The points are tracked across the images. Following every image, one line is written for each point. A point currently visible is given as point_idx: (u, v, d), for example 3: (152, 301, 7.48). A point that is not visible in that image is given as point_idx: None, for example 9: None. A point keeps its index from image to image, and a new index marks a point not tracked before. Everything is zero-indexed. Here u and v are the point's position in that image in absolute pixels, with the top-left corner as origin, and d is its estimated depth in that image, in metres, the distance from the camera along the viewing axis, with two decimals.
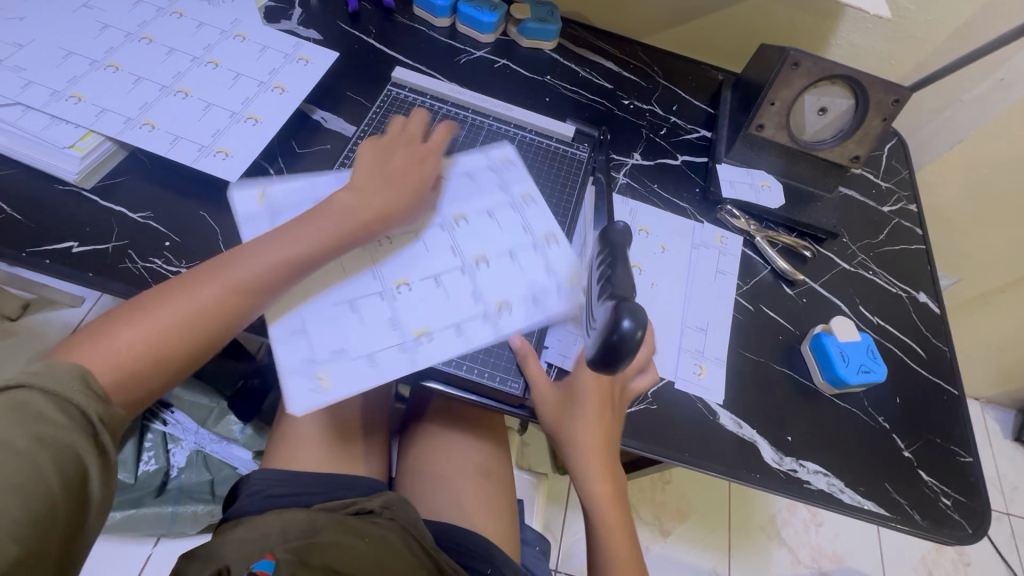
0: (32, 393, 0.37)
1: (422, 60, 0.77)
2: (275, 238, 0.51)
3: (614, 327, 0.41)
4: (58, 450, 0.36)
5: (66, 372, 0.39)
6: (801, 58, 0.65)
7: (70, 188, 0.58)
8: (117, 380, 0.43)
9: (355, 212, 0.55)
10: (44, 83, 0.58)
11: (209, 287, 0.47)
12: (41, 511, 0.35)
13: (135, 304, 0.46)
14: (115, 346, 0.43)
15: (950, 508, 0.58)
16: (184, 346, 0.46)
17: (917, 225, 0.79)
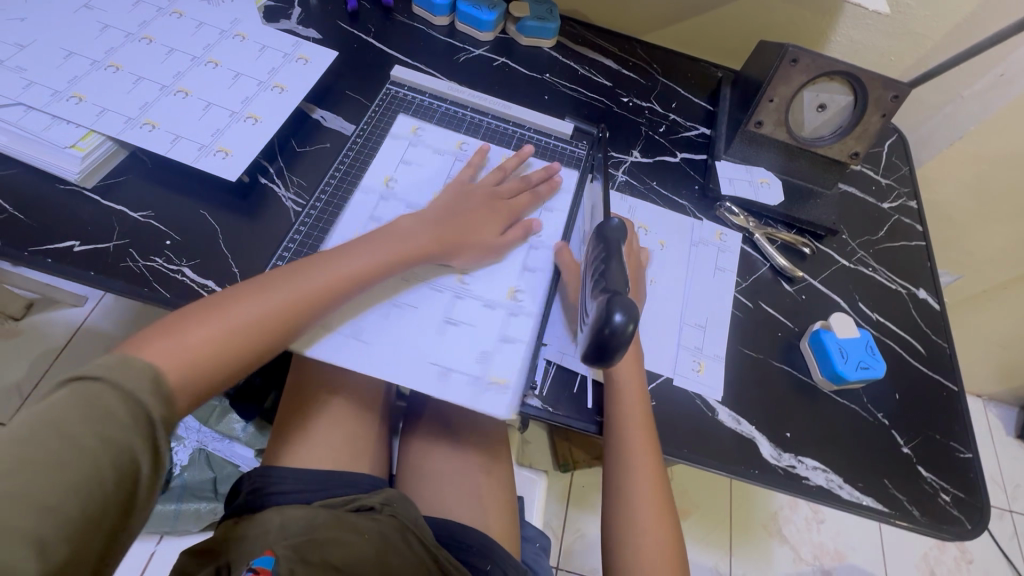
0: (105, 388, 0.39)
1: (421, 58, 0.77)
2: (343, 254, 0.54)
3: (605, 321, 0.41)
4: (117, 450, 0.38)
5: (139, 372, 0.41)
6: (799, 54, 0.64)
7: (72, 188, 0.58)
8: (184, 377, 0.44)
9: (422, 236, 0.58)
10: (45, 83, 0.59)
11: (282, 292, 0.50)
12: (90, 513, 0.35)
13: (208, 305, 0.48)
14: (192, 340, 0.45)
15: (949, 504, 0.58)
16: (252, 347, 0.48)
17: (917, 221, 0.79)
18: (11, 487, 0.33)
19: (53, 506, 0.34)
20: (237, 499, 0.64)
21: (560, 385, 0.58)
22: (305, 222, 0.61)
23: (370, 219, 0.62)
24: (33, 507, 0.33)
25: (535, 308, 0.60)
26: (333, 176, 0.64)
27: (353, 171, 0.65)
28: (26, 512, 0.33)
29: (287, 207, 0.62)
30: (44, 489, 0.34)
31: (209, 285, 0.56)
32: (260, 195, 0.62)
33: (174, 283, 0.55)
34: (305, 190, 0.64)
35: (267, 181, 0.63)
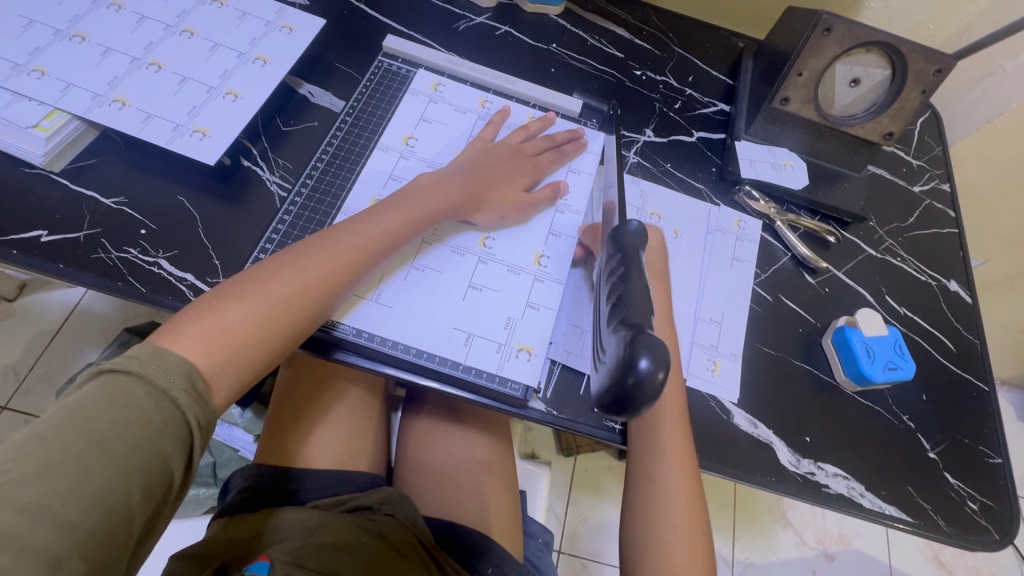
0: (139, 384, 0.37)
1: (417, 27, 0.71)
2: (374, 213, 0.51)
3: (629, 368, 0.34)
4: (144, 457, 0.35)
5: (174, 368, 0.39)
6: (833, 22, 0.58)
7: (38, 171, 0.54)
8: (219, 361, 0.41)
9: (444, 193, 0.54)
10: (5, 56, 0.54)
11: (312, 263, 0.47)
12: (112, 526, 0.33)
13: (238, 283, 0.45)
14: (226, 320, 0.42)
15: (977, 513, 0.55)
16: (290, 325, 0.45)
17: (949, 206, 0.73)
18: (30, 499, 0.31)
19: (73, 519, 0.32)
20: (230, 495, 0.61)
21: (564, 385, 0.54)
22: (290, 211, 0.56)
23: (390, 177, 0.59)
24: (50, 523, 0.31)
25: (561, 272, 0.56)
26: (321, 159, 0.59)
27: (342, 153, 0.59)
28: (44, 528, 0.31)
29: (271, 192, 0.58)
30: (65, 501, 0.32)
31: (188, 279, 0.52)
32: (241, 178, 0.58)
33: (150, 276, 0.51)
34: (291, 173, 0.59)
35: (249, 164, 0.59)
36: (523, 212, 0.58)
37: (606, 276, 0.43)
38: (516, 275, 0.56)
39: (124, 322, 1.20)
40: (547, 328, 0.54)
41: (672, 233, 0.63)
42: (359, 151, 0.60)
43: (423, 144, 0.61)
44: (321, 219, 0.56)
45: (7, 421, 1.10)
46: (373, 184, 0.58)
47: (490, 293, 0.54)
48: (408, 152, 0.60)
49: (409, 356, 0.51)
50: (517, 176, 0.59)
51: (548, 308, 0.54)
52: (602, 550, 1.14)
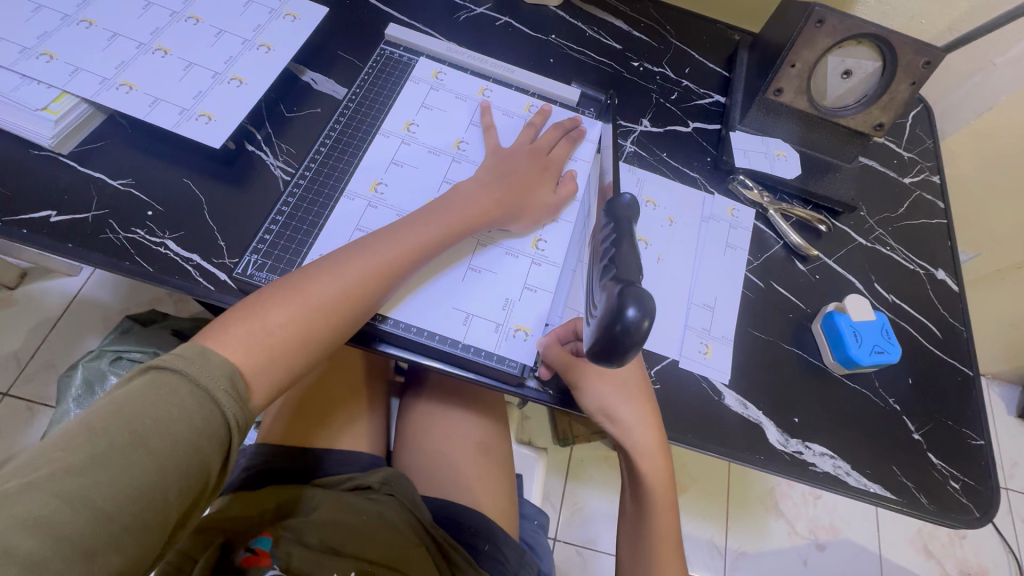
0: (182, 383, 0.38)
1: (418, 16, 0.72)
2: (414, 220, 0.52)
3: (617, 316, 0.35)
4: (184, 455, 0.37)
5: (217, 369, 0.40)
6: (826, 14, 0.59)
7: (46, 153, 0.55)
8: (259, 363, 0.43)
9: (478, 201, 0.55)
10: (14, 39, 0.55)
11: (351, 272, 0.48)
12: (147, 519, 0.35)
13: (280, 287, 0.47)
14: (268, 324, 0.44)
15: (959, 492, 0.57)
16: (327, 329, 0.47)
17: (939, 198, 0.75)
18: (71, 489, 0.33)
19: (112, 512, 0.34)
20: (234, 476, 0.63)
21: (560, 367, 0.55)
22: (294, 194, 0.57)
23: (391, 162, 0.60)
24: (87, 513, 0.33)
25: (557, 256, 0.58)
26: (324, 144, 0.60)
27: (345, 138, 0.61)
28: (84, 517, 0.33)
29: (276, 176, 0.59)
30: (104, 493, 0.34)
31: (194, 259, 0.53)
32: (246, 162, 0.59)
33: (157, 256, 0.53)
34: (295, 158, 0.60)
35: (253, 149, 0.60)
36: (551, 205, 0.60)
37: (600, 247, 0.44)
38: (514, 257, 0.57)
39: (125, 310, 1.21)
40: (545, 310, 0.55)
41: (668, 220, 0.64)
42: (361, 137, 0.61)
43: (424, 132, 0.63)
44: (324, 202, 0.57)
45: (8, 407, 1.11)
46: (376, 169, 0.59)
47: (490, 276, 0.56)
48: (410, 138, 0.62)
49: (411, 334, 0.52)
50: (537, 170, 0.60)
51: (545, 290, 0.56)
52: (596, 537, 1.16)
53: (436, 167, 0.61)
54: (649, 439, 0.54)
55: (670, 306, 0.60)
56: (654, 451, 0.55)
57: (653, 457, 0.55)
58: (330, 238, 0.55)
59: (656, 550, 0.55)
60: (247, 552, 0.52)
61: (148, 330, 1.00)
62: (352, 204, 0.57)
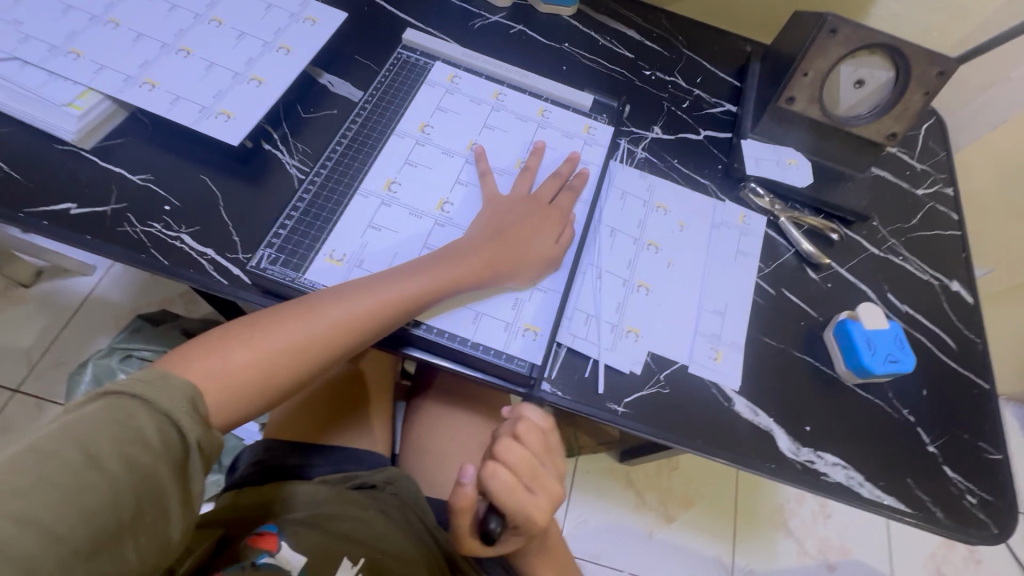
0: (141, 408, 0.37)
1: (435, 23, 0.73)
2: (404, 271, 0.52)
3: None
4: (142, 477, 0.36)
5: (177, 391, 0.39)
6: (839, 24, 0.60)
7: (69, 148, 0.56)
8: (212, 399, 0.43)
9: (477, 255, 0.54)
10: (43, 38, 0.57)
11: (320, 321, 0.48)
12: (103, 543, 0.34)
13: (250, 325, 0.47)
14: (230, 363, 0.45)
15: (975, 507, 0.56)
16: (283, 376, 0.47)
17: (953, 209, 0.74)
18: (20, 509, 0.31)
19: (63, 535, 0.32)
20: (238, 470, 0.64)
21: (569, 368, 0.55)
22: (308, 191, 0.58)
23: (406, 162, 0.61)
24: (36, 533, 0.31)
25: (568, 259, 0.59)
26: (339, 144, 0.61)
27: (360, 139, 0.62)
28: (31, 539, 0.31)
29: (291, 174, 0.60)
30: (55, 513, 0.32)
31: (209, 254, 0.54)
32: (261, 160, 0.60)
33: (173, 249, 0.53)
34: (310, 157, 0.61)
35: (270, 147, 0.61)
36: (558, 211, 0.60)
37: None
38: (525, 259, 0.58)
39: (136, 309, 1.22)
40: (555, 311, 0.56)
41: (678, 225, 0.64)
42: (375, 138, 0.62)
43: (439, 133, 0.63)
44: (337, 201, 0.58)
45: (17, 404, 1.12)
46: (389, 168, 0.60)
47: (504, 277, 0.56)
48: (424, 140, 0.63)
49: (430, 335, 0.53)
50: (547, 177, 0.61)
51: (554, 291, 0.57)
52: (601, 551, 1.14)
53: (450, 168, 0.62)
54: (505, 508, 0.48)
55: (682, 310, 0.59)
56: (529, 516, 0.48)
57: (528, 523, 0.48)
58: (343, 234, 0.56)
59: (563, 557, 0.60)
60: (253, 533, 0.53)
61: (158, 329, 1.01)
62: (367, 203, 0.58)
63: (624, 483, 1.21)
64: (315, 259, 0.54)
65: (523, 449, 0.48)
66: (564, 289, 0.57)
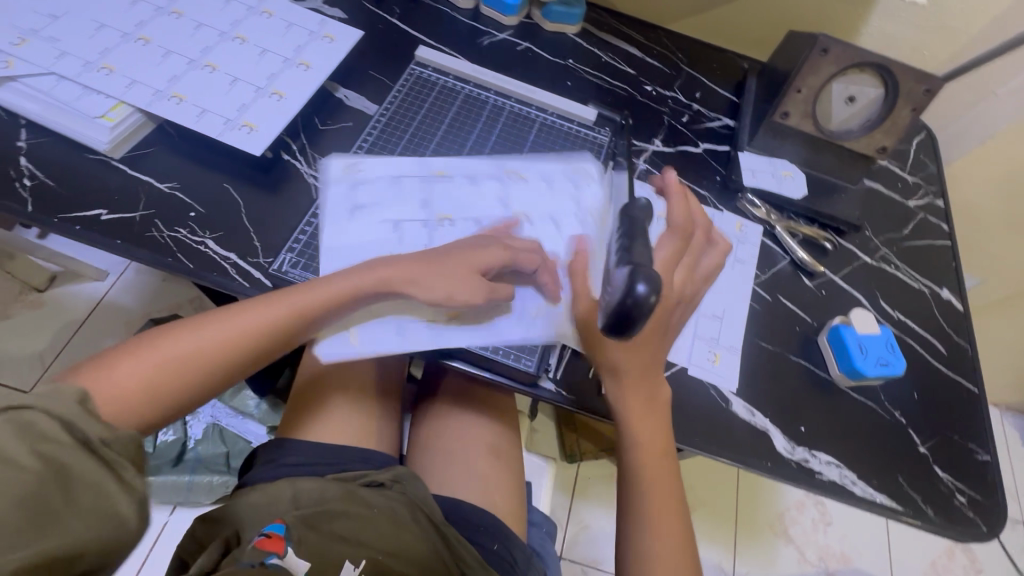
0: (39, 413, 0.38)
1: (445, 41, 0.77)
2: (297, 287, 0.52)
3: (629, 292, 0.43)
4: (57, 466, 0.37)
5: (70, 392, 0.41)
6: (830, 44, 0.63)
7: (100, 158, 0.59)
8: (111, 406, 0.45)
9: (405, 263, 0.54)
10: (78, 54, 0.60)
11: (215, 334, 0.50)
12: (42, 525, 0.36)
13: (144, 339, 0.49)
14: (117, 373, 0.46)
15: (965, 506, 0.58)
16: (180, 387, 0.48)
17: (943, 220, 0.77)
18: None
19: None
20: (252, 470, 0.65)
21: (573, 368, 0.58)
22: (326, 200, 0.61)
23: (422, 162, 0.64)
24: None
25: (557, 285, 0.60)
26: (356, 155, 0.64)
27: (374, 151, 0.65)
28: None
29: (309, 183, 0.63)
30: None
31: (232, 258, 0.57)
32: (281, 169, 0.63)
33: (198, 254, 0.56)
34: (326, 167, 0.64)
35: (289, 158, 0.64)
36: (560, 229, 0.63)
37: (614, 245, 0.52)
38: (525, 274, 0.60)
39: (147, 315, 1.25)
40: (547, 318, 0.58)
41: None
42: (390, 150, 0.65)
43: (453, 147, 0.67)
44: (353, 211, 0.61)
45: None
46: (403, 179, 0.63)
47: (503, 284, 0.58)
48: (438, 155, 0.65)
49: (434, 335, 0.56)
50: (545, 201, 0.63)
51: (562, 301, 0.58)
52: (602, 556, 1.15)
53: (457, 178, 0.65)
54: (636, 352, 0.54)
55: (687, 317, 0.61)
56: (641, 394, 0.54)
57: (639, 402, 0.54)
58: (359, 240, 0.59)
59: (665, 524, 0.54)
60: (261, 535, 0.53)
61: None
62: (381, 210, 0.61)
63: None
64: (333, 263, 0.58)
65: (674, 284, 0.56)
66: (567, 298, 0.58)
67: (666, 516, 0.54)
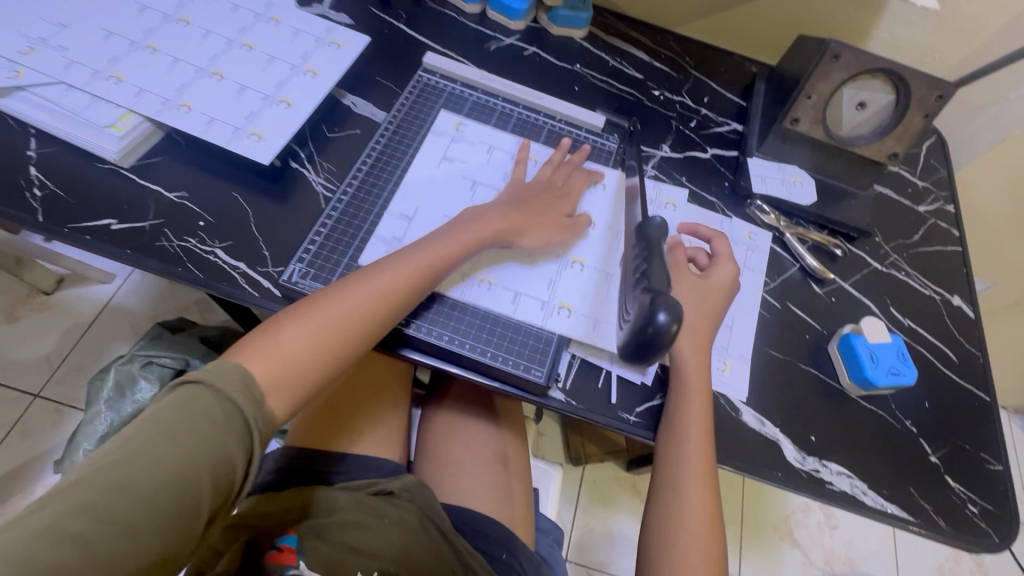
0: (205, 391, 0.43)
1: (452, 46, 0.76)
2: (422, 244, 0.56)
3: (649, 320, 0.47)
4: (209, 452, 0.41)
5: (233, 373, 0.45)
6: (841, 50, 0.62)
7: (109, 167, 0.59)
8: (275, 376, 0.47)
9: (491, 225, 0.59)
10: (86, 63, 0.60)
11: (359, 295, 0.51)
12: (182, 508, 0.40)
13: (294, 310, 0.51)
14: (281, 344, 0.48)
15: (976, 516, 0.57)
16: (337, 352, 0.51)
17: (954, 226, 0.76)
18: (114, 481, 0.38)
19: (151, 496, 0.38)
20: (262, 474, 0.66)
21: (581, 377, 0.57)
22: (336, 209, 0.61)
23: (444, 157, 0.66)
24: (130, 498, 0.38)
25: (601, 265, 0.63)
26: (364, 163, 0.64)
27: (383, 159, 0.65)
28: (125, 502, 0.38)
29: (317, 192, 0.63)
30: (141, 482, 0.38)
31: (240, 267, 0.57)
32: (289, 178, 0.63)
33: (207, 263, 0.56)
34: (334, 175, 0.64)
35: (297, 166, 0.64)
36: (566, 241, 0.63)
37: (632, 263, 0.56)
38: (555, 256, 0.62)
39: (153, 317, 1.26)
40: (579, 290, 0.61)
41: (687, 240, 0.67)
42: (398, 157, 0.65)
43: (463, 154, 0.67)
44: (361, 221, 0.60)
45: (39, 409, 1.15)
46: (411, 189, 0.63)
47: (550, 256, 0.62)
48: (459, 137, 0.68)
49: (444, 342, 0.55)
50: (555, 207, 0.64)
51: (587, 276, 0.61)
52: (608, 559, 1.15)
53: (462, 185, 0.65)
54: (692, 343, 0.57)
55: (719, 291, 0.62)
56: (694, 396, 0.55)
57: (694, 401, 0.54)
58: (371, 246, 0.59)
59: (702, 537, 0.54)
60: (273, 548, 0.57)
61: (177, 337, 1.03)
62: (391, 218, 0.61)
63: (632, 492, 1.22)
64: (344, 274, 0.57)
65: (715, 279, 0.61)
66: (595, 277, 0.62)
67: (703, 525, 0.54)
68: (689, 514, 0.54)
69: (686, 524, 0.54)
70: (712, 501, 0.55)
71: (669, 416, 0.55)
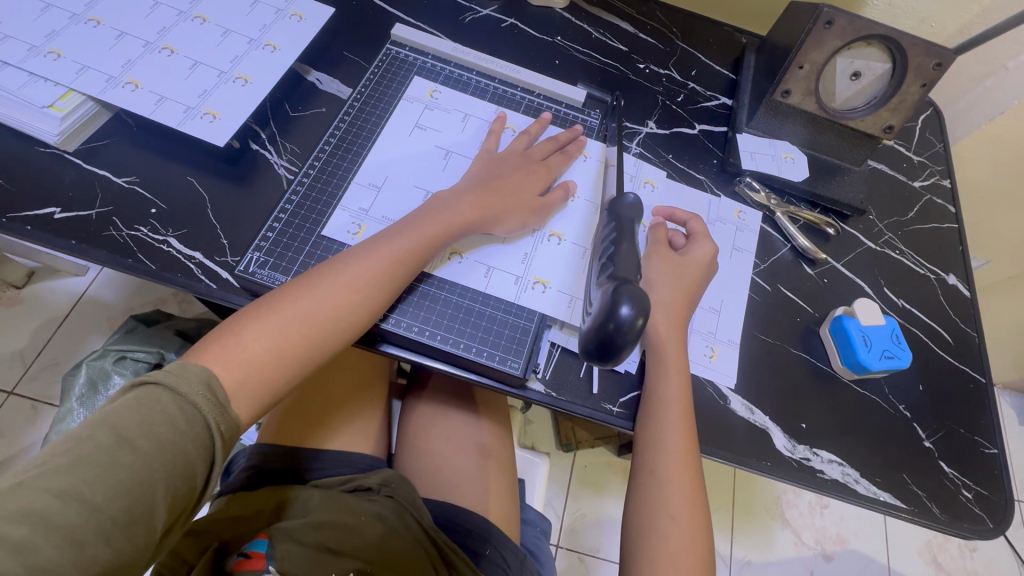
0: (163, 391, 0.40)
1: (424, 18, 0.72)
2: (395, 229, 0.52)
3: (611, 315, 0.44)
4: (169, 456, 0.38)
5: (194, 374, 0.42)
6: (835, 16, 0.58)
7: (52, 150, 0.55)
8: (238, 376, 0.44)
9: (467, 205, 0.55)
10: (22, 38, 0.55)
11: (328, 287, 0.48)
12: (133, 519, 0.36)
13: (260, 306, 0.47)
14: (244, 341, 0.45)
15: (971, 501, 0.56)
16: (305, 350, 0.47)
17: (950, 201, 0.74)
18: (61, 486, 0.35)
19: (101, 505, 0.35)
20: (234, 473, 0.63)
21: (561, 367, 0.55)
22: (298, 191, 0.57)
23: (416, 126, 0.63)
24: (78, 506, 0.34)
25: (580, 239, 0.60)
26: (328, 143, 0.60)
27: (349, 138, 0.61)
28: (73, 509, 0.34)
29: (279, 175, 0.59)
30: (93, 488, 0.35)
31: (197, 257, 0.53)
32: (249, 161, 0.59)
33: (160, 253, 0.53)
34: (299, 157, 0.60)
35: (257, 147, 0.60)
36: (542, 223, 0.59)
37: (602, 242, 0.54)
38: (530, 233, 0.59)
39: (131, 311, 1.21)
40: (558, 267, 0.58)
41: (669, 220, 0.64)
42: (365, 136, 0.61)
43: (435, 129, 0.63)
44: (324, 205, 0.57)
45: (12, 406, 1.11)
46: (380, 168, 0.59)
47: (525, 230, 0.59)
48: (433, 104, 0.65)
49: (412, 334, 0.52)
50: (530, 179, 0.60)
51: (565, 255, 0.59)
52: (600, 545, 1.14)
53: (434, 162, 0.61)
54: (668, 319, 0.55)
55: (708, 268, 0.58)
56: (671, 372, 0.52)
57: (671, 379, 0.52)
58: (336, 226, 0.56)
59: (688, 527, 0.51)
60: (239, 556, 0.54)
61: (153, 330, 0.99)
62: (358, 198, 0.58)
63: (623, 477, 1.21)
64: (305, 263, 0.54)
65: (695, 260, 0.58)
66: (572, 255, 0.59)
67: (687, 514, 0.51)
68: (668, 498, 0.51)
69: (667, 507, 0.51)
70: (694, 483, 0.52)
71: (647, 397, 0.52)
